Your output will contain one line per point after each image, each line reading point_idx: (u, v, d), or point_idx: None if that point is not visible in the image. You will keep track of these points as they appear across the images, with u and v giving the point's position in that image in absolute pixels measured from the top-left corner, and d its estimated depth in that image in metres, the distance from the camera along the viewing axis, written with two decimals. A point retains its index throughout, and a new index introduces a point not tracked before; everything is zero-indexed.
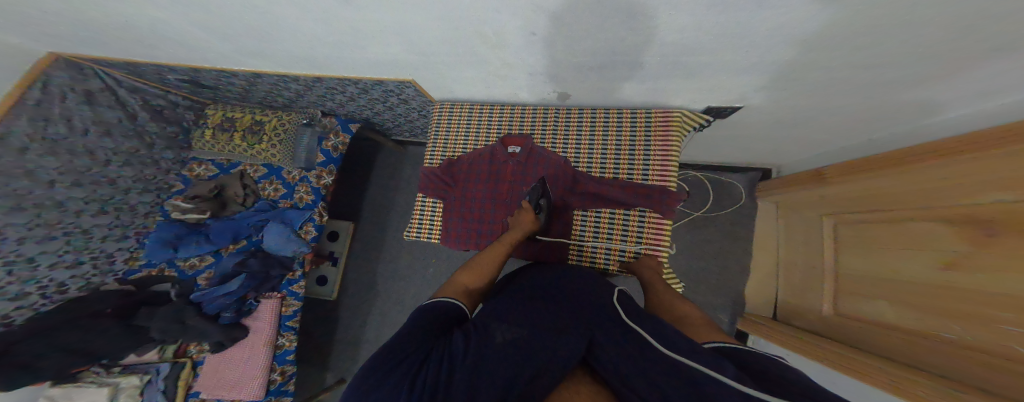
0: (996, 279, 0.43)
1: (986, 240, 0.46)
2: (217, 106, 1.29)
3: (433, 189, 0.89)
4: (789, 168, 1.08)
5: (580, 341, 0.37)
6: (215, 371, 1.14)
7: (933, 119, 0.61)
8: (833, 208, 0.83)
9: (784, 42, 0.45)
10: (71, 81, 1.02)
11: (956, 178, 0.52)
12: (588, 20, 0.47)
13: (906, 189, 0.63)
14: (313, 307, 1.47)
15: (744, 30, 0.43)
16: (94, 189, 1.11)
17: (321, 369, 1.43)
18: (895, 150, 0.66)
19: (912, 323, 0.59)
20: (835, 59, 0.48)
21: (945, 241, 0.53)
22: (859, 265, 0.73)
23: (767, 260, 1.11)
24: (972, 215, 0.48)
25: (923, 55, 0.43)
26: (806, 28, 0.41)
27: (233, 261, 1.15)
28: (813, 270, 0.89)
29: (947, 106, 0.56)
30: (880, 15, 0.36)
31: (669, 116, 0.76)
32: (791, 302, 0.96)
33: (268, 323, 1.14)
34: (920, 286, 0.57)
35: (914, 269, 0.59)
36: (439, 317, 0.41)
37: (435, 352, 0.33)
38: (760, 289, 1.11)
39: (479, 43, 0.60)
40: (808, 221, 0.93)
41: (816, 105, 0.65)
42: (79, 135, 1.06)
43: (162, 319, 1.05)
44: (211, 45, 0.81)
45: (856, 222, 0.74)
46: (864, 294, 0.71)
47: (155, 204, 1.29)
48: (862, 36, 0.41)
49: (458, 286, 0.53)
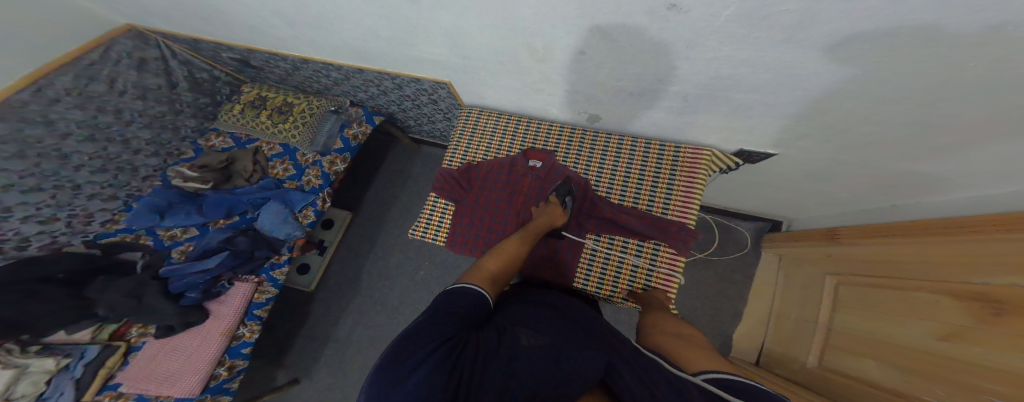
0: (992, 352, 0.39)
1: (992, 319, 0.41)
2: (255, 85, 1.35)
3: (446, 191, 0.87)
4: (799, 224, 1.03)
5: (599, 356, 0.35)
6: (151, 359, 1.00)
7: (949, 197, 0.60)
8: (837, 268, 0.78)
9: (806, 86, 0.48)
10: (132, 48, 1.13)
11: (969, 257, 0.48)
12: (642, 44, 0.50)
13: (916, 259, 0.59)
14: (283, 299, 1.34)
15: (774, 67, 0.46)
16: (105, 145, 1.10)
17: (272, 372, 1.25)
18: (914, 221, 0.63)
19: (890, 380, 0.55)
20: (873, 113, 0.49)
21: (952, 313, 0.48)
22: (854, 324, 0.67)
23: (761, 308, 1.04)
24: (981, 292, 0.44)
25: (967, 127, 0.44)
26: (824, 74, 0.44)
27: (219, 237, 1.08)
28: (805, 323, 0.83)
29: (970, 187, 0.55)
30: (896, 68, 0.38)
31: (700, 154, 0.76)
32: (778, 350, 0.90)
33: (234, 308, 1.03)
34: (914, 350, 0.52)
35: (910, 334, 0.54)
36: (469, 307, 0.40)
37: (470, 346, 0.33)
38: (747, 337, 1.03)
39: (526, 55, 0.64)
40: (808, 276, 0.88)
41: (834, 156, 0.66)
42: (116, 95, 1.13)
43: (116, 291, 0.94)
44: (272, 31, 0.88)
45: (859, 283, 0.69)
46: (853, 350, 0.65)
47: (158, 169, 1.22)
48: (921, 93, 0.41)
49: (485, 272, 0.50)
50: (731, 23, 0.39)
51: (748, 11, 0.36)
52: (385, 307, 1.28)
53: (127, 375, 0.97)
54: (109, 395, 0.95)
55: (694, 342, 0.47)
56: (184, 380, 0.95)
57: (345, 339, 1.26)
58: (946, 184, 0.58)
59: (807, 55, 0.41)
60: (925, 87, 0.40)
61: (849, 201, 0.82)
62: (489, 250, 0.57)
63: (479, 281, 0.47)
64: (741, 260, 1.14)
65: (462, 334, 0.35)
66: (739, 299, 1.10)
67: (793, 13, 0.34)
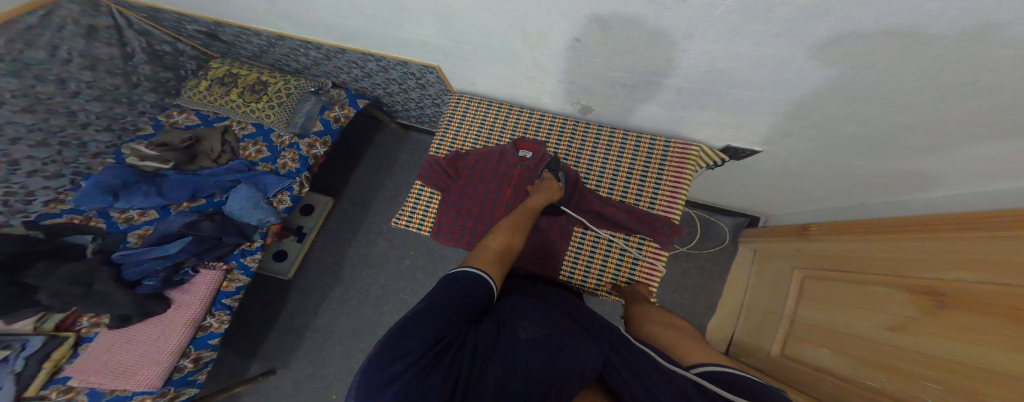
0: (937, 342, 0.43)
1: (938, 310, 0.46)
2: (225, 60, 1.26)
3: (434, 179, 0.84)
4: (776, 219, 1.09)
5: (598, 351, 0.35)
6: (105, 352, 0.92)
7: (924, 195, 0.64)
8: (806, 263, 0.82)
9: (788, 83, 0.50)
10: (79, 14, 1.04)
11: (926, 254, 0.52)
12: (639, 33, 0.49)
13: (876, 254, 0.63)
14: (257, 288, 1.27)
15: (766, 62, 0.47)
16: (47, 117, 1.00)
17: (244, 363, 1.19)
18: (880, 220, 0.68)
19: (842, 368, 0.60)
20: (854, 112, 0.52)
21: (900, 306, 0.53)
22: (814, 317, 0.72)
23: (733, 299, 1.10)
24: (931, 288, 0.48)
25: (938, 128, 0.47)
26: (807, 70, 0.45)
27: (181, 221, 0.99)
28: (771, 314, 0.88)
29: (943, 184, 0.58)
30: (883, 66, 0.40)
31: (688, 150, 0.78)
32: (747, 339, 0.95)
33: (199, 297, 0.96)
34: (866, 339, 0.57)
35: (862, 325, 0.59)
36: (467, 298, 0.39)
37: (468, 343, 0.32)
38: (720, 325, 1.09)
39: (519, 40, 0.63)
40: (780, 272, 0.92)
41: (811, 154, 0.69)
42: (59, 64, 1.02)
43: (60, 278, 0.85)
44: (244, 2, 0.81)
45: (824, 278, 0.74)
46: (812, 340, 0.70)
47: (111, 145, 1.10)
48: (901, 93, 0.43)
49: (489, 251, 0.51)
50: (732, 13, 0.39)
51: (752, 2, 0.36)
52: (368, 297, 1.24)
53: (76, 367, 0.89)
54: (58, 389, 0.88)
55: (684, 332, 0.51)
56: (143, 373, 0.88)
57: (324, 329, 1.21)
58: (915, 181, 0.62)
59: (801, 52, 0.42)
60: (906, 88, 0.42)
61: (822, 199, 0.87)
62: (492, 230, 0.58)
63: (483, 264, 0.48)
64: (718, 254, 1.19)
65: (463, 328, 0.35)
66: (715, 289, 1.15)
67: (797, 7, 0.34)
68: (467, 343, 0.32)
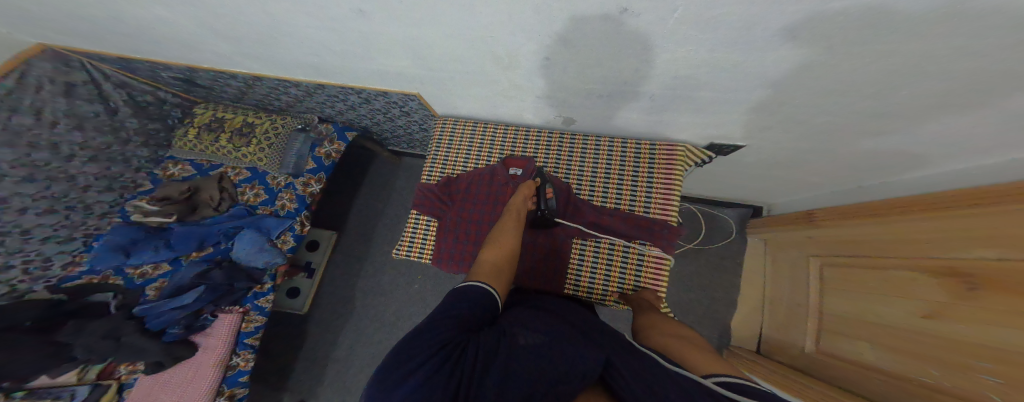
0: (976, 330, 0.43)
1: (969, 294, 0.45)
2: (208, 105, 1.25)
3: (428, 206, 0.87)
4: (780, 207, 1.09)
5: (595, 353, 0.34)
6: (145, 397, 0.98)
7: (922, 173, 0.63)
8: (819, 249, 0.83)
9: (766, 86, 0.49)
10: (54, 72, 0.99)
11: (940, 232, 0.52)
12: (602, 47, 0.47)
13: (892, 237, 0.62)
14: (278, 323, 1.33)
15: (749, 67, 0.44)
16: (48, 185, 1.00)
17: (275, 398, 1.26)
18: (885, 200, 0.67)
19: (885, 362, 0.58)
20: (847, 107, 0.50)
21: (928, 291, 0.52)
22: (843, 306, 0.72)
23: (755, 294, 1.10)
24: (956, 268, 0.48)
25: (921, 107, 0.45)
26: (784, 73, 0.44)
27: (193, 271, 1.04)
28: (796, 307, 0.89)
29: (937, 161, 0.57)
30: (871, 62, 0.38)
31: (674, 151, 0.78)
32: (776, 335, 0.95)
33: (223, 340, 1.01)
34: (899, 329, 0.57)
35: (892, 313, 0.59)
36: (468, 309, 0.38)
37: (471, 349, 0.32)
38: (744, 324, 1.09)
39: (492, 63, 0.60)
40: (795, 261, 0.93)
41: (806, 148, 0.68)
42: (46, 127, 0.99)
43: (90, 335, 0.90)
44: (214, 48, 0.80)
45: (840, 263, 0.74)
46: (846, 334, 0.70)
47: (114, 204, 1.13)
48: (893, 85, 0.42)
49: (487, 263, 0.50)
50: (683, 24, 0.37)
51: (697, 12, 0.34)
52: (383, 324, 1.29)
53: None
54: None
55: (692, 342, 0.50)
56: None
57: (342, 361, 1.27)
58: (904, 160, 0.61)
59: (775, 53, 0.40)
60: (881, 78, 0.41)
61: (822, 186, 0.87)
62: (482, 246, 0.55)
63: (487, 277, 0.47)
64: (727, 247, 1.20)
65: (464, 334, 0.34)
66: (730, 284, 1.16)
67: (738, 14, 0.33)
68: (469, 350, 0.32)
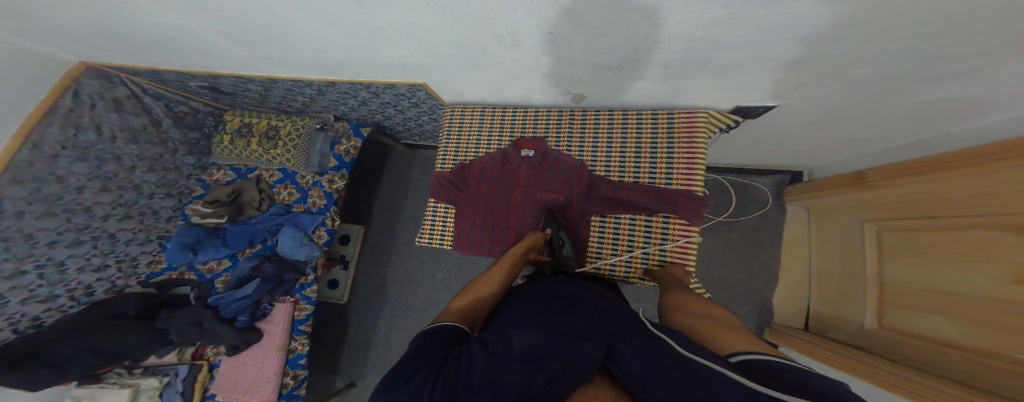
0: None
1: None
2: (236, 111, 1.33)
3: (445, 194, 0.89)
4: (823, 171, 1.00)
5: (596, 347, 0.36)
6: (229, 376, 1.15)
7: (989, 121, 0.54)
8: (875, 214, 0.76)
9: (790, 42, 0.43)
10: (100, 88, 1.03)
11: (1013, 190, 0.45)
12: (606, 15, 0.43)
13: (961, 194, 0.55)
14: (325, 309, 1.49)
15: (766, 23, 0.39)
16: (121, 194, 1.13)
17: (331, 377, 1.44)
18: (945, 155, 0.59)
19: (966, 338, 0.51)
20: (890, 59, 0.44)
21: (1011, 251, 0.44)
22: (906, 276, 0.65)
23: (798, 267, 1.04)
24: None
25: (995, 52, 0.37)
26: (809, 29, 0.39)
27: (249, 264, 1.17)
28: (852, 280, 0.81)
29: (1008, 108, 0.49)
30: (904, 13, 0.33)
31: (694, 117, 0.72)
32: (829, 314, 0.88)
33: (281, 327, 1.15)
34: (982, 297, 0.49)
35: (975, 281, 0.50)
36: (445, 338, 0.41)
37: (451, 365, 0.34)
38: (787, 301, 1.05)
39: (493, 44, 0.57)
40: (846, 228, 0.86)
41: (852, 105, 0.60)
42: (110, 142, 1.09)
43: (180, 321, 1.07)
44: (228, 52, 0.82)
45: (902, 228, 0.67)
46: (915, 306, 0.62)
47: (177, 209, 1.30)
48: (942, 35, 0.36)
49: (454, 309, 0.52)
50: None
51: None
52: (414, 310, 1.39)
53: (216, 388, 1.14)
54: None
55: (717, 320, 0.50)
56: (260, 390, 1.09)
57: (386, 342, 1.41)
58: (964, 107, 0.53)
59: (799, 5, 0.35)
60: (922, 29, 0.36)
61: (876, 143, 0.77)
62: (460, 294, 0.59)
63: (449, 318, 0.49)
64: (758, 218, 1.14)
65: (443, 356, 0.36)
66: (770, 257, 1.11)
67: None
68: (450, 363, 0.34)
